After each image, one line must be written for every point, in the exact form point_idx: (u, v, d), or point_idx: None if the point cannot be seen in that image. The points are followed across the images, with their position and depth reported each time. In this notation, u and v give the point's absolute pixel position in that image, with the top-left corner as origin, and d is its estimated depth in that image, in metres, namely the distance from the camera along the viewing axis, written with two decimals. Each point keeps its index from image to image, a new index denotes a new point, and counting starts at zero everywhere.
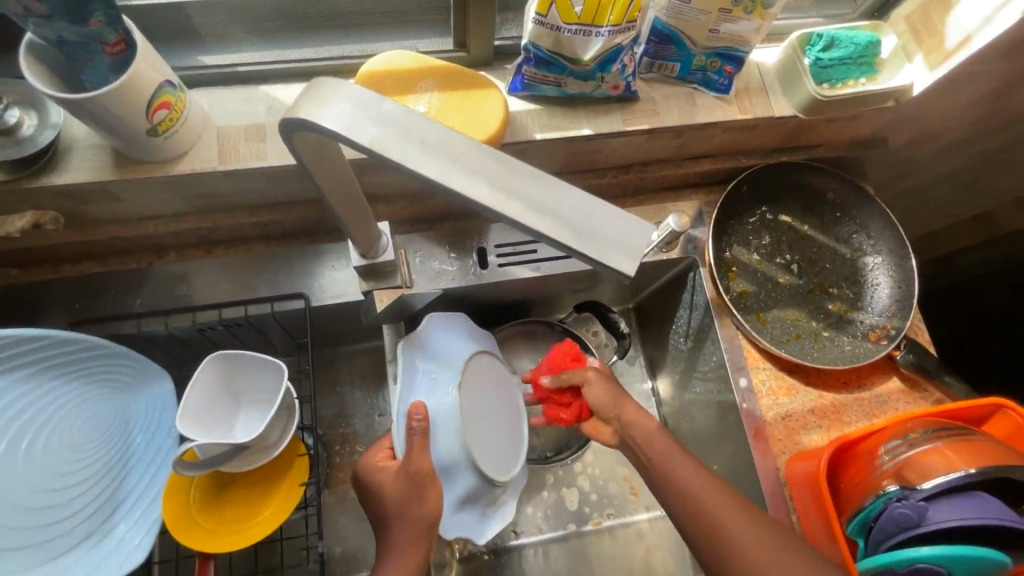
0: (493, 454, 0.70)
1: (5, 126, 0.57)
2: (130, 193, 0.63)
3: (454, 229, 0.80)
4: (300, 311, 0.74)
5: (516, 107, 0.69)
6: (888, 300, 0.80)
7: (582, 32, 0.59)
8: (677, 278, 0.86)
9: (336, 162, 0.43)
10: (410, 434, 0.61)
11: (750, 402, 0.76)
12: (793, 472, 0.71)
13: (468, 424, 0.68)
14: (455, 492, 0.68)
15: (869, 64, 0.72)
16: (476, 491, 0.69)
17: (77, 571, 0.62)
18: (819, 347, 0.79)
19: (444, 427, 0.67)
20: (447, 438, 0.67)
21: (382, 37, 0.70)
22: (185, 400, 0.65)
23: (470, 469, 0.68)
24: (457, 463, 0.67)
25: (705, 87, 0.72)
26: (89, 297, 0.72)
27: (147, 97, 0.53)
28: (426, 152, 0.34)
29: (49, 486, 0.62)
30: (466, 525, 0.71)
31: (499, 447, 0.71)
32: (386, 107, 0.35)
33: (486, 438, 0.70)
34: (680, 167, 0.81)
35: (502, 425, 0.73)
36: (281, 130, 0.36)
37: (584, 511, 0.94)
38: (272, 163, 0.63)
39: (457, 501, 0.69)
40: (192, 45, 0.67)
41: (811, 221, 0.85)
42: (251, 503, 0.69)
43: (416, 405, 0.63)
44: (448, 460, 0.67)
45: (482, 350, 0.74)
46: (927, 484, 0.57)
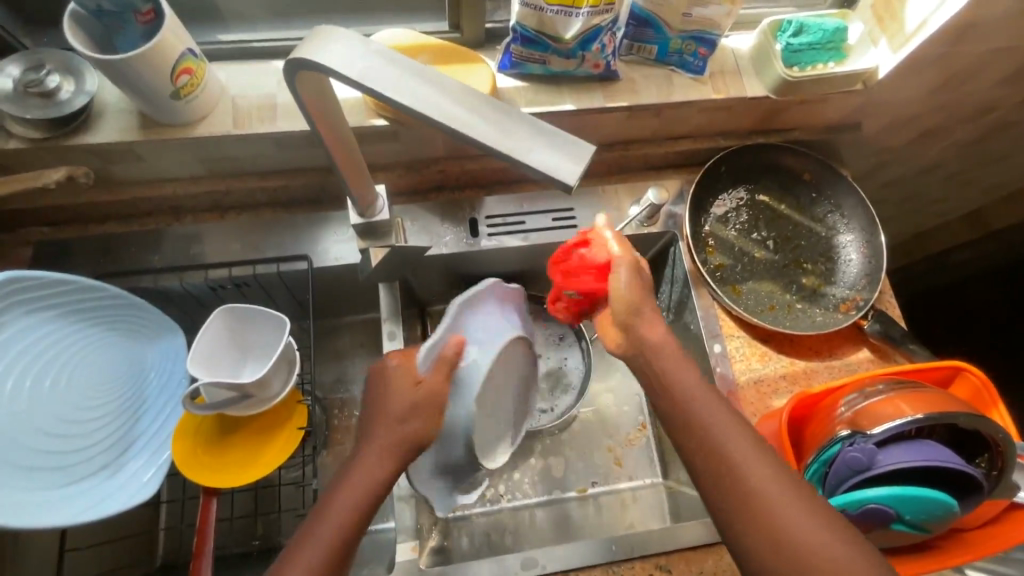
0: (485, 439, 0.73)
1: (45, 90, 0.64)
2: (152, 154, 0.70)
3: (448, 200, 0.86)
4: (303, 272, 0.80)
5: (505, 84, 0.75)
6: (858, 274, 0.84)
7: (564, 12, 0.65)
8: (659, 254, 0.90)
9: (337, 115, 0.50)
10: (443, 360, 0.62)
11: (723, 366, 0.80)
12: (760, 431, 0.75)
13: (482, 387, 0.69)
14: (439, 454, 0.71)
15: (838, 48, 0.77)
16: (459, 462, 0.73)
17: (94, 496, 0.67)
18: (792, 317, 0.83)
19: (466, 388, 0.67)
20: (459, 402, 0.67)
21: (384, 21, 0.77)
22: (194, 346, 0.71)
23: (462, 445, 0.71)
24: (453, 431, 0.69)
25: (682, 69, 0.78)
26: (113, 254, 0.79)
27: (170, 62, 0.60)
28: (400, 84, 0.40)
29: (69, 417, 0.68)
30: (431, 489, 0.73)
31: (492, 434, 0.75)
32: (373, 48, 0.41)
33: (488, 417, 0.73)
34: (662, 147, 0.86)
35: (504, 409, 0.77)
36: (286, 76, 0.43)
37: (570, 478, 0.98)
38: (281, 128, 0.70)
39: (436, 465, 0.72)
40: (214, 24, 0.74)
41: (788, 201, 0.89)
42: (253, 445, 0.74)
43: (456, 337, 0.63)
44: (453, 424, 0.68)
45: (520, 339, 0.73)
46: (877, 429, 0.60)
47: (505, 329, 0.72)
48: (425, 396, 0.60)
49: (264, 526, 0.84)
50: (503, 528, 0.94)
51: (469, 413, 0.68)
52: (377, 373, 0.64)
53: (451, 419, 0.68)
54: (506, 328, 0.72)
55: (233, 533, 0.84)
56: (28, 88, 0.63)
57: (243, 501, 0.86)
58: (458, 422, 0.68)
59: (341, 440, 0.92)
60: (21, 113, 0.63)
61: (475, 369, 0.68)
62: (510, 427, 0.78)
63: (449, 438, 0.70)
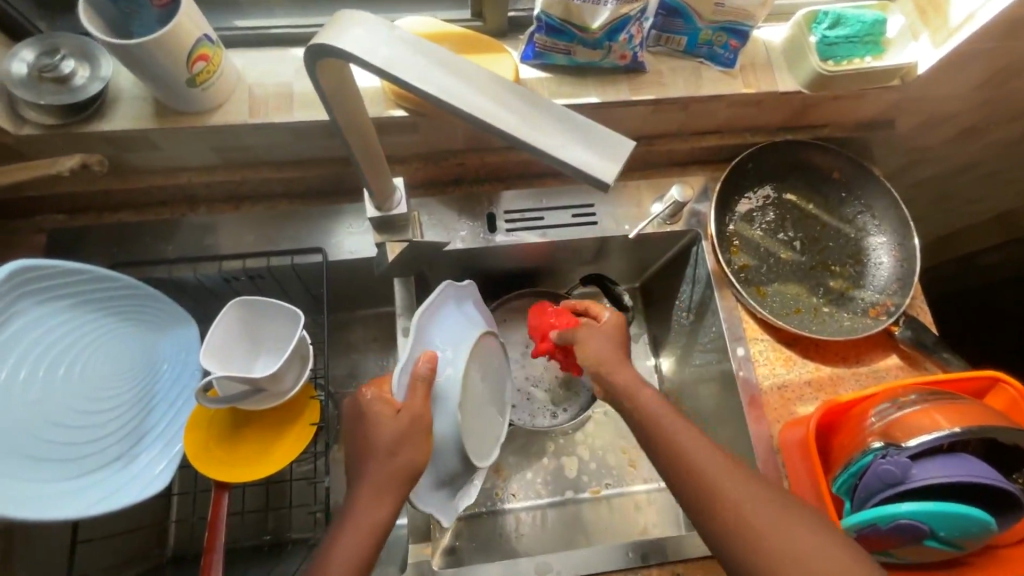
0: (478, 439, 0.67)
1: (60, 75, 0.62)
2: (167, 142, 0.69)
3: (466, 194, 0.84)
4: (317, 265, 0.79)
5: (528, 75, 0.73)
6: (889, 278, 0.81)
7: (592, 0, 0.62)
8: (681, 253, 0.88)
9: (358, 105, 0.48)
10: (416, 378, 0.59)
11: (746, 370, 0.78)
12: (785, 439, 0.73)
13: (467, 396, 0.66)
14: (436, 469, 0.65)
15: (875, 42, 0.74)
16: (457, 474, 0.67)
17: (108, 488, 0.66)
18: (818, 321, 0.80)
19: (448, 401, 0.64)
20: (443, 417, 0.64)
21: (404, 8, 0.75)
22: (208, 337, 0.70)
23: (456, 456, 0.65)
24: (445, 443, 0.64)
25: (712, 61, 0.74)
26: (126, 243, 0.77)
27: (187, 48, 0.58)
28: (427, 72, 0.38)
29: (84, 408, 0.67)
30: (436, 505, 0.66)
31: (485, 433, 0.69)
32: (399, 34, 0.39)
33: (478, 423, 0.67)
34: (687, 142, 0.83)
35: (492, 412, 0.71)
36: (306, 63, 0.41)
37: (583, 479, 0.97)
38: (298, 118, 0.68)
39: (436, 478, 0.66)
40: (231, 9, 0.72)
41: (817, 201, 0.86)
42: (266, 440, 0.74)
43: (427, 353, 0.61)
44: (441, 438, 0.64)
45: (488, 333, 0.71)
46: (912, 442, 0.58)
47: (468, 328, 0.69)
48: (410, 423, 0.58)
49: (276, 520, 0.84)
50: (514, 528, 0.93)
51: (456, 422, 0.64)
52: (353, 411, 0.61)
53: (439, 433, 0.64)
54: (469, 325, 0.69)
55: (243, 526, 0.84)
56: (43, 73, 0.62)
57: (254, 494, 0.85)
58: (446, 432, 0.64)
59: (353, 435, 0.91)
60: (36, 98, 0.62)
61: (452, 379, 0.64)
62: (498, 420, 0.73)
63: (442, 450, 0.64)
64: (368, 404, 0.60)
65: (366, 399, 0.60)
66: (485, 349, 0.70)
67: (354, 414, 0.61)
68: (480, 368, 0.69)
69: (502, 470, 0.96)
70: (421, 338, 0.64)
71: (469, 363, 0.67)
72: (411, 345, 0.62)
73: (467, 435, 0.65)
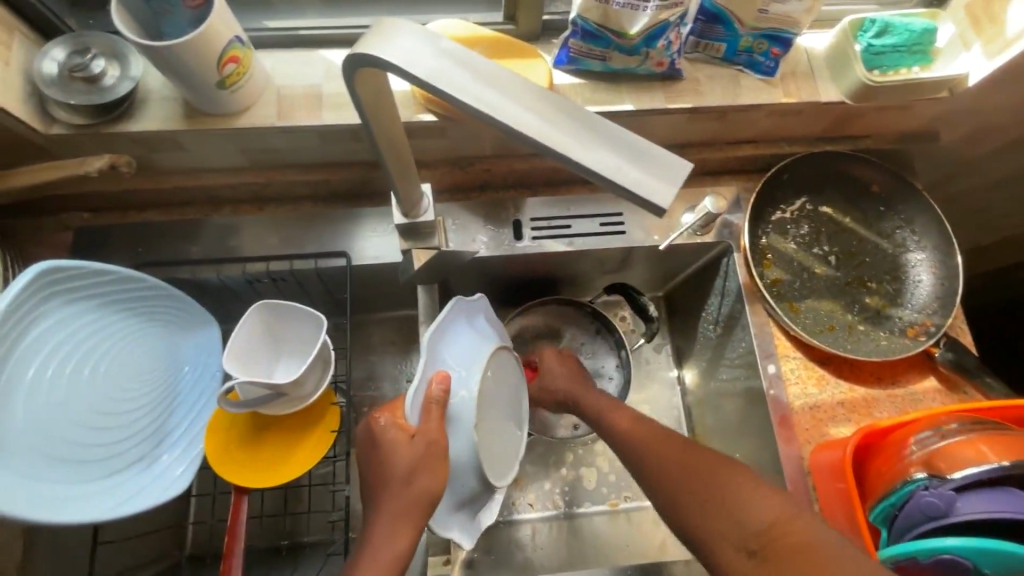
0: (495, 457, 0.65)
1: (90, 75, 0.62)
2: (194, 143, 0.68)
3: (491, 200, 0.82)
4: (341, 269, 0.78)
5: (561, 81, 0.71)
6: (929, 297, 0.78)
7: (630, 6, 0.61)
8: (710, 264, 0.85)
9: (393, 112, 0.47)
10: (428, 402, 0.58)
11: (777, 389, 0.76)
12: (817, 461, 0.71)
13: (482, 415, 0.64)
14: (455, 492, 0.64)
15: (925, 52, 0.71)
16: (477, 494, 0.65)
17: (129, 491, 0.66)
18: (853, 340, 0.78)
19: (463, 422, 0.62)
20: (459, 438, 0.62)
21: (435, 9, 0.73)
22: (232, 340, 0.69)
23: (474, 477, 0.64)
24: (463, 464, 0.63)
25: (752, 69, 0.72)
26: (151, 243, 0.77)
27: (218, 51, 0.57)
28: (472, 85, 0.36)
29: (109, 410, 0.67)
30: (457, 527, 0.66)
31: (503, 450, 0.67)
32: (444, 44, 0.37)
33: (494, 441, 0.65)
34: (720, 152, 0.81)
35: (508, 427, 0.69)
36: (344, 71, 0.40)
37: (601, 491, 0.95)
38: (326, 122, 0.67)
39: (455, 502, 0.65)
40: (261, 9, 0.71)
41: (853, 215, 0.83)
42: (286, 445, 0.73)
43: (439, 372, 0.60)
44: (457, 460, 0.62)
45: (501, 348, 0.69)
46: (957, 475, 0.56)
47: (481, 344, 0.67)
48: (426, 449, 0.57)
49: (291, 524, 0.83)
50: (530, 538, 0.91)
51: (472, 442, 0.62)
52: (365, 438, 0.61)
53: (455, 456, 0.62)
54: (480, 340, 0.68)
55: (260, 529, 0.83)
56: (73, 73, 0.61)
57: (272, 497, 0.84)
58: (463, 453, 0.62)
59: None
60: (66, 98, 0.61)
61: (466, 400, 0.62)
62: (514, 434, 0.70)
63: (459, 471, 0.63)
64: (381, 432, 0.60)
65: (379, 425, 0.60)
66: (498, 363, 0.68)
67: (369, 440, 0.61)
68: (494, 384, 0.66)
69: (520, 479, 0.94)
70: (433, 357, 0.62)
71: (483, 381, 0.65)
72: (421, 364, 0.61)
73: (483, 456, 0.63)
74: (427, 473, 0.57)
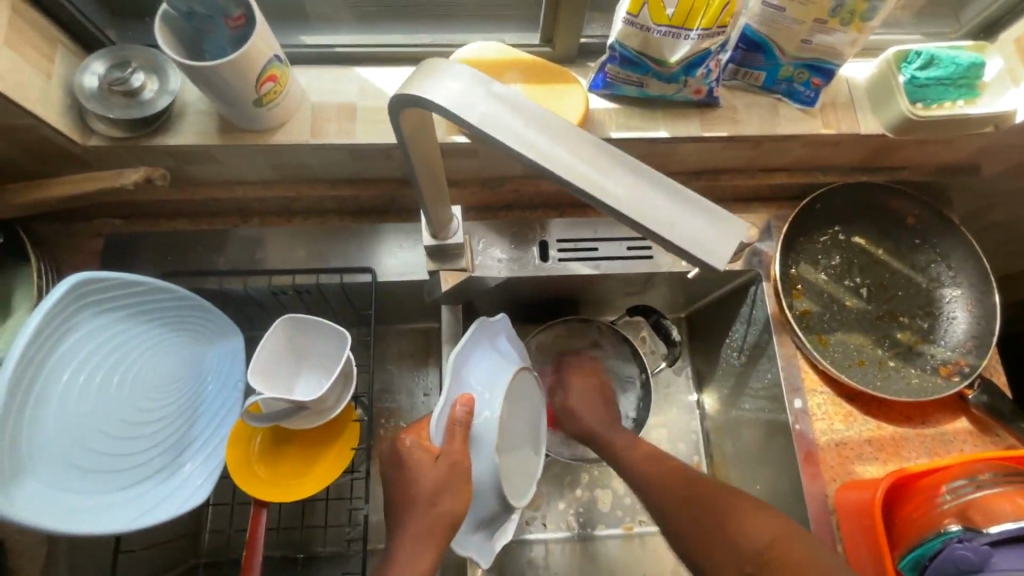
0: (515, 479, 0.65)
1: (130, 89, 0.62)
2: (228, 158, 0.68)
3: (518, 219, 0.82)
4: (366, 284, 0.78)
5: (596, 105, 0.70)
6: (964, 335, 0.76)
7: (672, 34, 0.59)
8: (736, 291, 0.84)
9: (432, 144, 0.46)
10: (453, 423, 0.58)
11: (803, 424, 0.74)
12: (841, 500, 0.69)
13: (503, 438, 0.63)
14: (477, 512, 0.63)
15: (971, 86, 0.69)
16: (497, 514, 0.65)
17: (150, 501, 0.66)
18: (883, 376, 0.76)
19: (485, 444, 0.61)
20: (480, 460, 0.61)
21: (470, 29, 0.73)
22: (256, 355, 0.70)
23: (495, 498, 0.63)
24: (485, 486, 0.62)
25: (791, 98, 0.71)
26: (179, 253, 0.78)
27: (257, 70, 0.57)
28: (529, 135, 0.36)
29: (134, 420, 0.67)
30: (475, 548, 0.65)
31: (521, 470, 0.67)
32: (494, 88, 0.37)
33: (513, 462, 0.65)
34: (753, 179, 0.79)
35: (527, 448, 0.68)
36: (391, 108, 0.39)
37: (616, 514, 0.94)
38: (358, 140, 0.67)
39: (476, 520, 0.64)
40: (297, 25, 0.71)
41: (887, 247, 0.81)
42: (307, 459, 0.73)
43: (464, 395, 0.59)
44: (479, 481, 0.61)
45: (524, 368, 0.68)
46: (994, 529, 0.55)
47: (505, 365, 0.66)
48: (450, 471, 0.57)
49: (305, 536, 0.83)
50: (542, 558, 0.91)
51: (494, 465, 0.61)
52: (391, 456, 0.61)
53: (477, 478, 0.62)
54: (504, 362, 0.67)
55: (276, 539, 0.83)
56: (113, 87, 0.62)
57: (288, 508, 0.85)
58: (485, 476, 0.61)
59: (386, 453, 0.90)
60: (105, 111, 0.62)
61: (488, 421, 0.61)
62: (533, 455, 0.70)
63: (483, 492, 0.62)
64: (407, 451, 0.59)
65: (405, 444, 0.59)
66: (520, 384, 0.68)
67: (395, 457, 0.60)
68: (514, 405, 0.66)
69: (534, 498, 0.94)
70: (458, 378, 0.62)
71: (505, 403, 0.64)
72: (446, 386, 0.60)
73: (503, 479, 0.62)
74: (452, 493, 0.57)
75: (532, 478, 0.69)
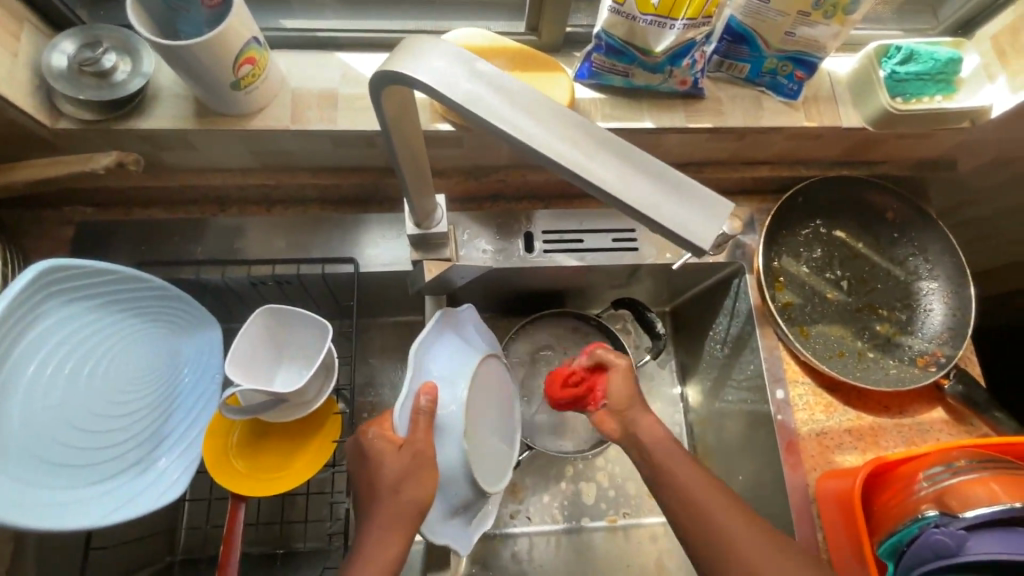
0: (488, 466, 0.65)
1: (101, 70, 0.60)
2: (205, 144, 0.67)
3: (502, 210, 0.81)
4: (349, 275, 0.76)
5: (581, 95, 0.70)
6: (940, 327, 0.77)
7: (657, 23, 0.59)
8: (720, 284, 0.85)
9: (415, 125, 0.45)
10: (417, 413, 0.57)
11: (784, 414, 0.75)
12: (823, 489, 0.70)
13: (473, 426, 0.63)
14: (449, 500, 0.63)
15: (948, 81, 0.70)
16: (470, 501, 0.64)
17: (121, 495, 0.64)
18: (862, 367, 0.77)
19: (452, 433, 0.61)
20: (448, 449, 0.61)
21: (455, 15, 0.72)
22: (234, 346, 0.68)
23: (467, 484, 0.63)
24: (455, 474, 0.62)
25: (774, 91, 0.71)
26: (155, 242, 0.75)
27: (233, 52, 0.55)
28: (513, 115, 0.35)
29: (105, 412, 0.66)
30: (452, 535, 0.64)
31: (495, 457, 0.66)
32: (479, 65, 0.36)
33: (486, 449, 0.65)
34: (736, 172, 0.80)
35: (499, 435, 0.68)
36: (373, 87, 0.38)
37: (600, 506, 0.94)
38: (341, 127, 0.65)
39: (449, 508, 0.63)
40: (278, 9, 0.70)
41: (866, 240, 0.83)
42: (286, 454, 0.72)
43: (426, 384, 0.59)
44: (449, 468, 0.61)
45: (489, 355, 0.68)
46: (969, 514, 0.55)
47: (469, 355, 0.66)
48: (413, 460, 0.56)
49: (286, 531, 0.82)
50: (528, 551, 0.90)
51: (464, 450, 0.61)
52: (355, 449, 0.59)
53: (445, 466, 0.61)
54: (469, 353, 0.67)
55: (256, 535, 0.82)
56: (83, 67, 0.59)
57: (268, 503, 0.83)
58: (454, 464, 0.61)
59: None
60: (75, 92, 0.59)
61: (455, 411, 0.61)
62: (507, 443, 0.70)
63: (451, 480, 0.62)
64: (371, 445, 0.58)
65: (369, 436, 0.58)
66: (488, 372, 0.68)
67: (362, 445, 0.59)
68: (484, 393, 0.66)
69: (518, 492, 0.93)
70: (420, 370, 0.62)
71: (473, 391, 0.64)
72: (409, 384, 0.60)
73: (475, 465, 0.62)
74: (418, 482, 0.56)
75: (506, 464, 0.68)
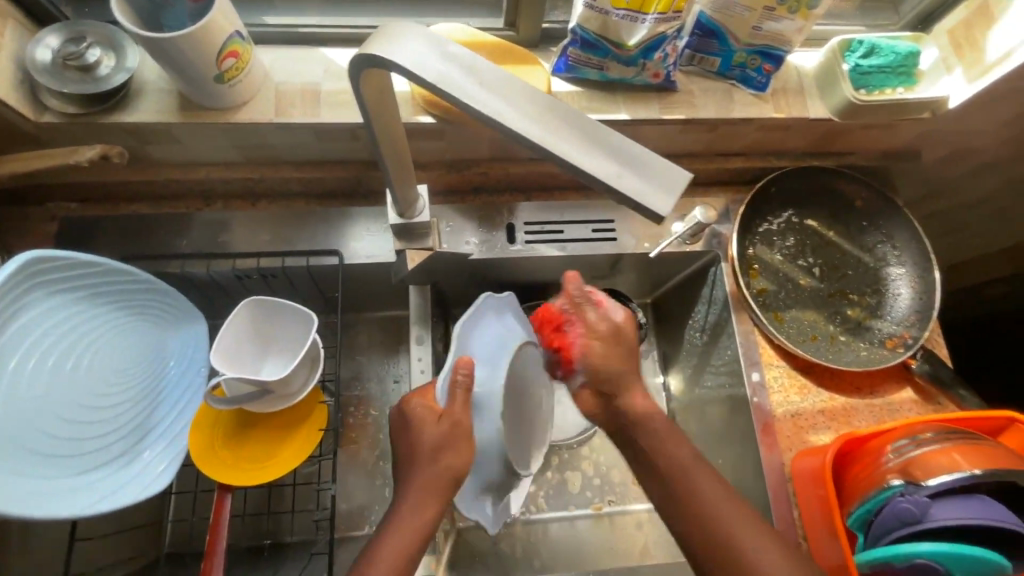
0: (520, 448, 0.68)
1: (84, 64, 0.61)
2: (189, 137, 0.68)
3: (485, 203, 0.83)
4: (333, 267, 0.78)
5: (559, 88, 0.72)
6: (907, 310, 0.80)
7: (629, 17, 0.62)
8: (698, 273, 0.87)
9: (394, 112, 0.47)
10: (452, 387, 0.57)
11: (760, 397, 0.77)
12: (797, 468, 0.72)
13: (508, 407, 0.66)
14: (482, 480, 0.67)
15: (908, 73, 0.74)
16: (502, 482, 0.69)
17: (108, 485, 0.65)
18: (835, 350, 0.80)
19: (487, 412, 0.64)
20: (484, 424, 0.64)
21: (435, 12, 0.74)
22: (219, 337, 0.69)
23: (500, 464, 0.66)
24: (490, 451, 0.65)
25: (744, 84, 0.74)
26: (139, 236, 0.76)
27: (217, 45, 0.57)
28: (483, 95, 0.37)
29: (88, 404, 0.66)
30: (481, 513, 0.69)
31: (526, 441, 0.70)
32: (451, 48, 0.38)
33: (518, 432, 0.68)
34: (711, 163, 0.82)
35: (531, 419, 0.71)
36: (351, 72, 0.40)
37: (586, 494, 0.95)
38: (324, 119, 0.67)
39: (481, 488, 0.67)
40: (261, 6, 0.71)
41: (837, 228, 0.86)
42: (271, 444, 0.72)
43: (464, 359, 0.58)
44: (485, 443, 0.64)
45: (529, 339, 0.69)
46: (932, 482, 0.57)
47: (509, 338, 0.68)
48: (451, 431, 0.56)
49: (274, 523, 0.83)
50: (515, 540, 0.92)
51: (499, 428, 0.64)
52: (396, 415, 0.60)
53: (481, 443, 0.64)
54: (508, 335, 0.68)
55: (243, 528, 0.82)
56: (67, 62, 0.60)
57: (255, 496, 0.84)
58: (489, 441, 0.64)
59: (357, 439, 0.90)
60: (59, 86, 0.60)
61: (492, 392, 0.64)
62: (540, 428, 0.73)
63: (485, 458, 0.65)
64: (412, 412, 0.59)
65: (410, 405, 0.59)
66: (528, 358, 0.69)
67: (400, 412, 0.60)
68: (522, 378, 0.68)
69: None
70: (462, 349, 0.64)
71: (510, 374, 0.66)
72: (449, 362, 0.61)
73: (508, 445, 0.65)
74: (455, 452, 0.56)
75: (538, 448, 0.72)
